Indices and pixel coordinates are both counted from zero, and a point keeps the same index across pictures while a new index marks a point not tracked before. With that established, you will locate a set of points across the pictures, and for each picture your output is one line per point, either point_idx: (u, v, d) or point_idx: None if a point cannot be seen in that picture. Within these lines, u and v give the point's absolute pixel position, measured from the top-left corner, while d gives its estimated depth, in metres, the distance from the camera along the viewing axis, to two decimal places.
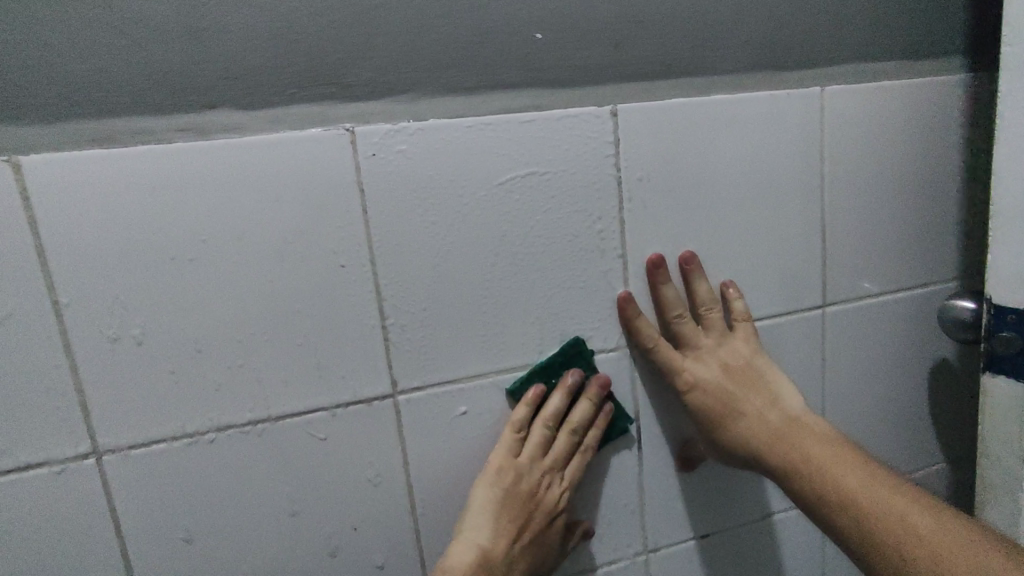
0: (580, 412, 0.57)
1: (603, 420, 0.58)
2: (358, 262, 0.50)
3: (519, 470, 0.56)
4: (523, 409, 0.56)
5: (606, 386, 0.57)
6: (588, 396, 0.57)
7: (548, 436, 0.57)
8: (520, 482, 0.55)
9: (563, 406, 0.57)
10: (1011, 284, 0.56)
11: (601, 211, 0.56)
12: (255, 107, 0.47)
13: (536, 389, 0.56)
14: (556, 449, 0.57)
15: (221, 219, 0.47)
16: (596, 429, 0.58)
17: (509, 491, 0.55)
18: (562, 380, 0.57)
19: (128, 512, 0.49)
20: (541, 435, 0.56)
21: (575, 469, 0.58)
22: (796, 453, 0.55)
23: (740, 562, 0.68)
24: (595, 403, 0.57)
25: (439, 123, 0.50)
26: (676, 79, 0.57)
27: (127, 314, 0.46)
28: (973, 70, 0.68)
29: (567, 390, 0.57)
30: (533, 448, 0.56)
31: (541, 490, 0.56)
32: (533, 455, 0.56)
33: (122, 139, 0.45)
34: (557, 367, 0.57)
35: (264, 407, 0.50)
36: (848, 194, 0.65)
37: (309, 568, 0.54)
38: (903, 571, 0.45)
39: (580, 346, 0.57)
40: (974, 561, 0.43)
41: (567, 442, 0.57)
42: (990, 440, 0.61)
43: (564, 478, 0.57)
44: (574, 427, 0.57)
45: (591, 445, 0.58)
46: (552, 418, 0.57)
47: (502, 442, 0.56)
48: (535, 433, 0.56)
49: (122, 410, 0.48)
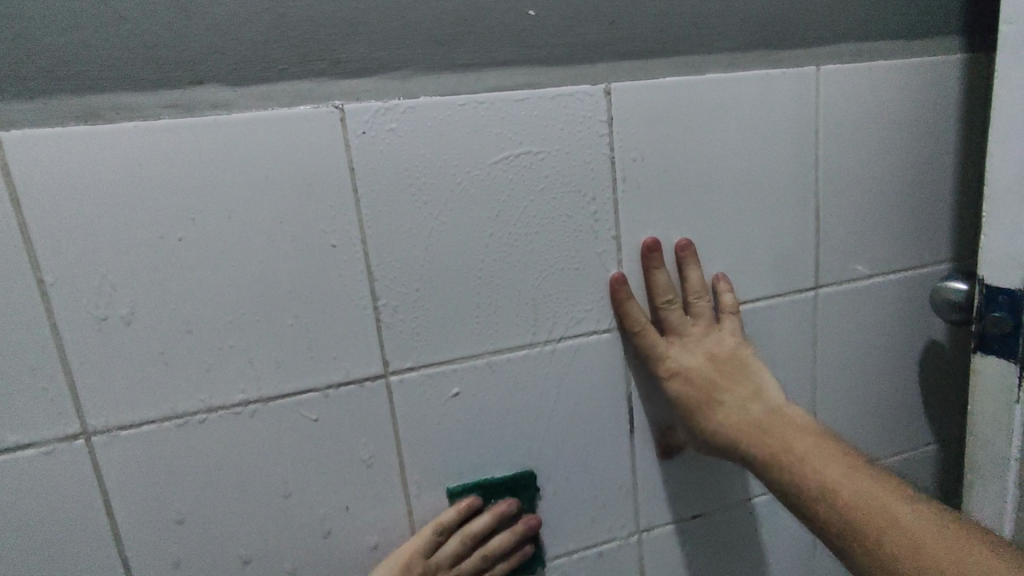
0: (501, 542, 0.57)
1: (513, 562, 0.58)
2: (349, 242, 0.50)
3: (423, 573, 0.54)
4: (451, 515, 0.55)
5: (533, 529, 0.58)
6: (514, 529, 0.58)
7: (463, 551, 0.56)
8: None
9: (489, 528, 0.56)
10: (1002, 266, 0.56)
11: (595, 192, 0.55)
12: (243, 84, 0.46)
13: (472, 501, 0.56)
14: (463, 564, 0.56)
15: (209, 198, 0.46)
16: (503, 566, 0.58)
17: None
18: (496, 504, 0.57)
19: (119, 493, 0.49)
20: (457, 548, 0.55)
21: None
22: (776, 443, 0.54)
23: (730, 539, 0.69)
24: (517, 541, 0.58)
25: (431, 101, 0.50)
26: (672, 57, 0.56)
27: (116, 295, 0.46)
28: (972, 50, 0.67)
29: (498, 514, 0.57)
30: (445, 556, 0.55)
31: None
32: (442, 563, 0.55)
33: (107, 115, 0.44)
34: (500, 489, 0.58)
35: (255, 388, 0.50)
36: (843, 175, 0.64)
37: (302, 549, 0.54)
38: (882, 560, 0.45)
39: (529, 481, 0.59)
40: (953, 550, 0.42)
41: (477, 563, 0.57)
42: (980, 420, 0.61)
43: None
44: (489, 553, 0.57)
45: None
46: (474, 538, 0.56)
47: (415, 541, 0.55)
48: (452, 542, 0.55)
49: (112, 391, 0.47)
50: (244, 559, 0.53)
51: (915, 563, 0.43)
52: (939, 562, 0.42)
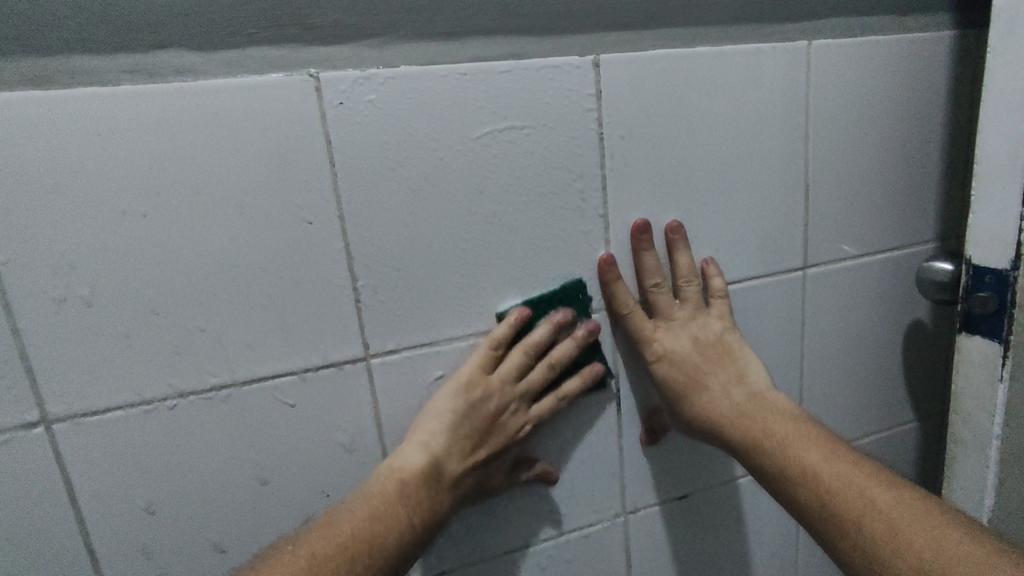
0: (562, 351, 0.54)
1: (585, 376, 0.56)
2: (325, 220, 0.48)
3: (490, 389, 0.52)
4: (507, 329, 0.52)
5: (594, 333, 0.55)
6: (574, 335, 0.54)
7: (526, 366, 0.53)
8: (485, 402, 0.52)
9: (550, 337, 0.53)
10: (989, 245, 0.56)
11: (582, 168, 0.54)
12: (209, 49, 0.43)
13: (524, 312, 0.53)
14: (531, 378, 0.53)
15: (175, 170, 0.44)
16: (576, 380, 0.56)
17: (474, 409, 0.52)
18: (553, 314, 0.54)
19: (85, 483, 0.47)
20: (521, 359, 0.53)
21: (542, 409, 0.54)
22: (759, 428, 0.53)
23: (715, 520, 0.69)
24: (581, 346, 0.54)
25: (410, 71, 0.47)
26: (661, 28, 0.54)
27: (75, 275, 0.43)
28: (962, 26, 0.66)
29: (557, 323, 0.54)
30: (508, 371, 0.52)
31: (501, 415, 0.53)
32: (508, 375, 0.52)
33: (62, 80, 0.41)
34: (554, 302, 0.55)
35: (227, 372, 0.48)
36: (832, 153, 0.63)
37: (280, 537, 0.52)
38: (862, 547, 0.44)
39: (579, 290, 0.55)
40: (931, 535, 0.41)
41: (545, 374, 0.54)
42: (964, 399, 0.61)
43: (529, 412, 0.54)
44: (552, 363, 0.54)
45: (569, 390, 0.55)
46: (535, 348, 0.53)
47: (474, 360, 0.52)
48: (513, 355, 0.53)
49: (74, 377, 0.45)
50: (219, 548, 0.51)
51: (893, 548, 0.42)
52: (916, 546, 0.41)
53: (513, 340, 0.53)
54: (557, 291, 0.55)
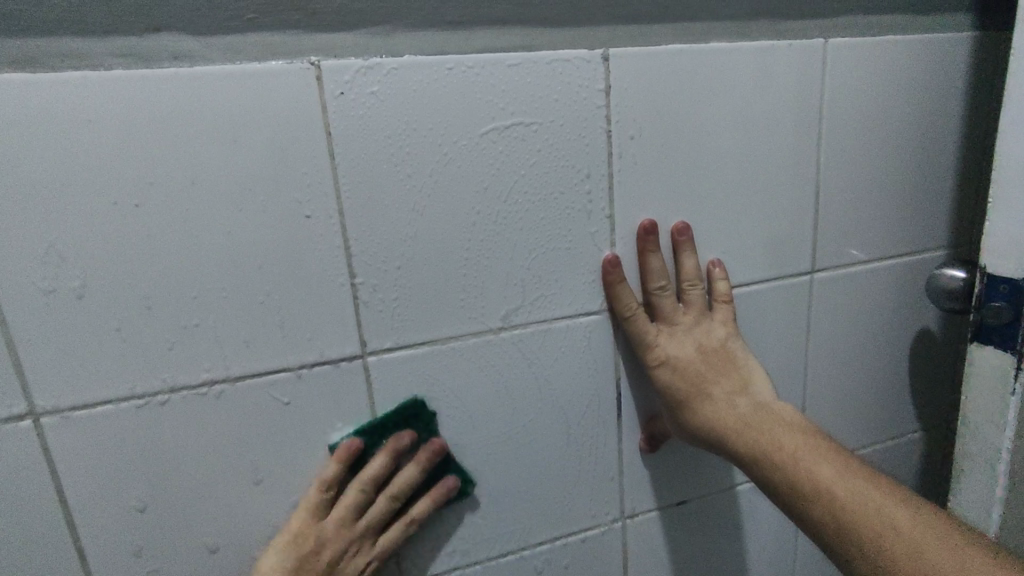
0: (405, 479, 0.51)
1: (435, 494, 0.53)
2: (325, 214, 0.46)
3: (323, 535, 0.49)
4: (334, 468, 0.50)
5: (438, 454, 0.52)
6: (416, 461, 0.52)
7: (365, 500, 0.51)
8: (323, 548, 0.49)
9: (385, 469, 0.51)
10: (1006, 253, 0.54)
11: (589, 167, 0.52)
12: (209, 33, 0.42)
13: (353, 444, 0.50)
14: (371, 514, 0.51)
15: (170, 160, 0.42)
16: (426, 502, 0.53)
17: (307, 561, 0.49)
18: (390, 440, 0.51)
19: (72, 479, 0.46)
20: (354, 495, 0.50)
21: (388, 539, 0.52)
22: (766, 439, 0.52)
23: (714, 527, 0.68)
24: (423, 471, 0.52)
25: (415, 61, 0.46)
26: (674, 22, 0.52)
27: (66, 264, 0.42)
28: (983, 28, 0.64)
29: (394, 452, 0.51)
30: (343, 512, 0.50)
31: (342, 558, 0.50)
32: (342, 518, 0.50)
33: (54, 62, 0.40)
34: (389, 427, 0.52)
35: (222, 367, 0.47)
36: (845, 155, 0.62)
37: (272, 537, 0.51)
38: (882, 568, 0.43)
39: (419, 406, 0.52)
40: (954, 558, 0.40)
41: (386, 507, 0.51)
42: (973, 410, 0.60)
43: (373, 547, 0.51)
44: (393, 492, 0.51)
45: (415, 517, 0.53)
46: (371, 482, 0.51)
47: (306, 503, 0.50)
48: (347, 493, 0.50)
49: (63, 370, 0.44)
50: (210, 548, 0.50)
51: (916, 569, 0.41)
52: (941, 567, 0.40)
53: (348, 475, 0.51)
54: (397, 412, 0.52)
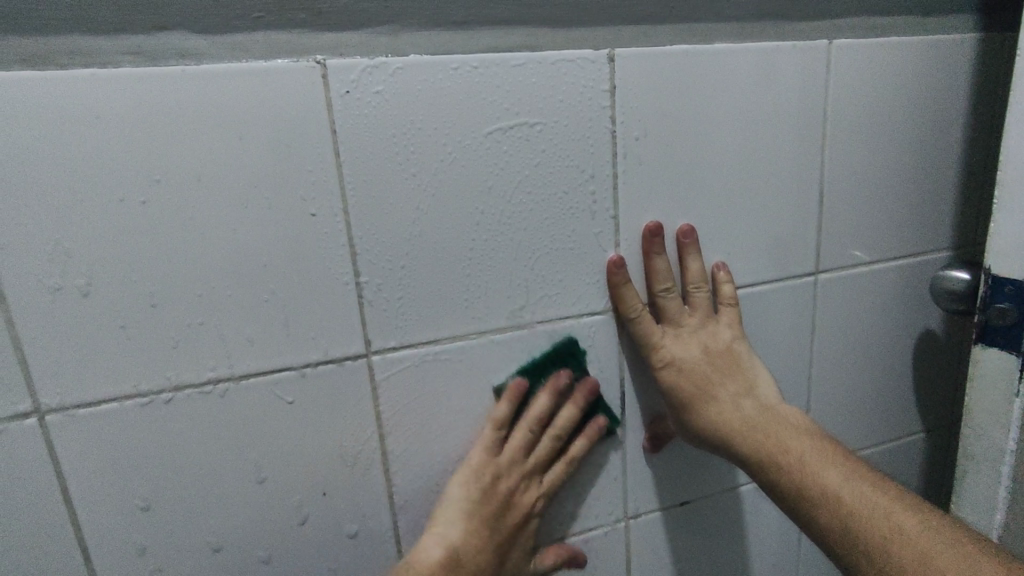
0: (567, 416, 0.55)
1: (590, 433, 0.56)
2: (329, 213, 0.46)
3: (500, 467, 0.53)
4: (507, 407, 0.53)
5: (593, 392, 0.55)
6: (574, 400, 0.55)
7: (532, 437, 0.54)
8: (499, 483, 0.53)
9: (551, 407, 0.54)
10: (1011, 254, 0.54)
11: (594, 168, 0.52)
12: (215, 32, 0.42)
13: (520, 384, 0.53)
14: (538, 451, 0.55)
15: (176, 159, 0.42)
16: (581, 441, 0.56)
17: (488, 491, 0.53)
18: (551, 379, 0.55)
19: (76, 476, 0.46)
20: (524, 437, 0.54)
21: (553, 475, 0.56)
22: (771, 444, 0.52)
23: (717, 527, 0.68)
24: (581, 407, 0.55)
25: (421, 60, 0.46)
26: (679, 23, 0.53)
27: (71, 262, 0.42)
28: (987, 29, 0.64)
29: (555, 390, 0.54)
30: (514, 449, 0.54)
31: (516, 492, 0.54)
32: (516, 453, 0.54)
33: (61, 61, 0.40)
34: (548, 366, 0.55)
35: (227, 365, 0.47)
36: (851, 155, 0.62)
37: (277, 536, 0.51)
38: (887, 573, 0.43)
39: (573, 347, 0.55)
40: (960, 564, 0.40)
41: (551, 444, 0.55)
42: (978, 412, 0.59)
43: (542, 482, 0.55)
44: (557, 430, 0.55)
45: (576, 454, 0.56)
46: (537, 420, 0.54)
47: (482, 439, 0.53)
48: (518, 431, 0.54)
49: (68, 367, 0.44)
50: (214, 547, 0.50)
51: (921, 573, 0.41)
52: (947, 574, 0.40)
53: (515, 415, 0.54)
54: (551, 352, 0.55)
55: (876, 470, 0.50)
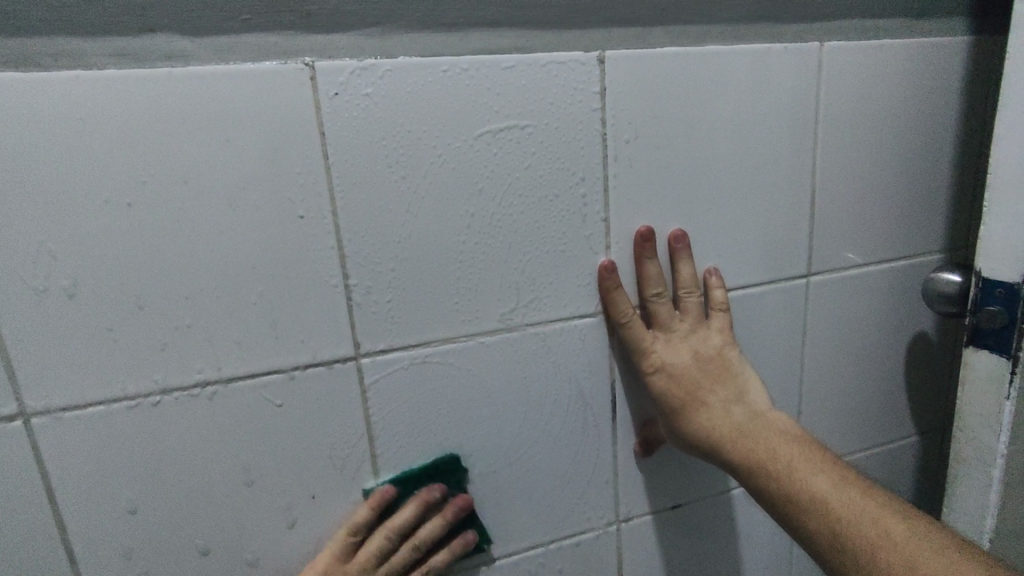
0: (429, 532, 0.53)
1: (453, 549, 0.55)
2: (319, 215, 0.46)
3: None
4: (366, 512, 0.52)
5: (464, 510, 0.54)
6: (442, 514, 0.53)
7: (393, 547, 0.52)
8: None
9: (415, 519, 0.52)
10: (1002, 257, 0.54)
11: (584, 171, 0.52)
12: (203, 33, 0.42)
13: (387, 491, 0.52)
14: (392, 561, 0.52)
15: (162, 161, 0.42)
16: (441, 555, 0.54)
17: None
18: (423, 491, 0.53)
19: (62, 479, 0.45)
20: (381, 543, 0.52)
21: None
22: (762, 449, 0.52)
23: (709, 530, 0.68)
24: (447, 525, 0.53)
25: (410, 62, 0.46)
26: (669, 25, 0.52)
27: (57, 264, 0.42)
28: (978, 32, 0.64)
29: (423, 503, 0.53)
30: (370, 555, 0.52)
31: None
32: (367, 563, 0.52)
33: (46, 62, 0.40)
34: (422, 477, 0.54)
35: (215, 368, 0.47)
36: (842, 158, 0.62)
37: (265, 540, 0.51)
38: None
39: (454, 463, 0.54)
40: (949, 570, 0.40)
41: (407, 555, 0.53)
42: (969, 414, 0.59)
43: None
44: (416, 544, 0.53)
45: (433, 567, 0.54)
46: (397, 531, 0.52)
47: (333, 543, 0.52)
48: (372, 540, 0.52)
49: (53, 370, 0.43)
50: (202, 550, 0.50)
51: None
52: None
53: (377, 520, 0.53)
54: (428, 466, 0.54)
55: (865, 475, 0.50)
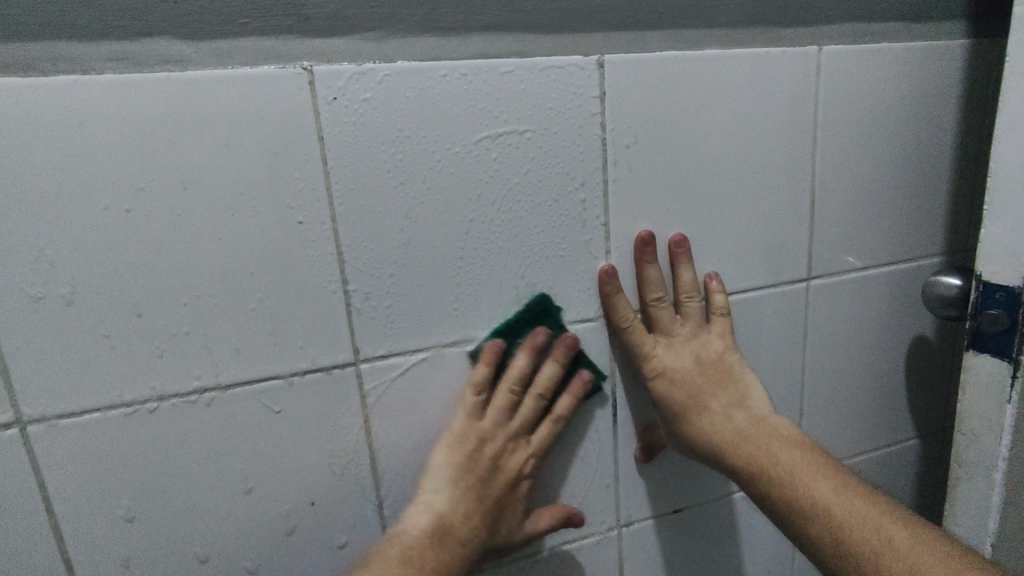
0: (547, 376, 0.53)
1: (574, 390, 0.54)
2: (317, 220, 0.46)
3: (483, 433, 0.53)
4: (484, 370, 0.52)
5: (574, 348, 0.53)
6: (554, 358, 0.53)
7: (514, 399, 0.53)
8: (483, 446, 0.53)
9: (529, 368, 0.53)
10: (1002, 261, 0.54)
11: (584, 176, 0.52)
12: (200, 38, 0.42)
13: (496, 344, 0.52)
14: (522, 412, 0.54)
15: (160, 166, 0.42)
16: (566, 399, 0.54)
17: (474, 457, 0.52)
18: (528, 339, 0.53)
19: (59, 487, 0.45)
20: (507, 398, 0.53)
21: (541, 434, 0.54)
22: (763, 455, 0.52)
23: (710, 536, 0.67)
24: (563, 364, 0.53)
25: (408, 66, 0.46)
26: (668, 28, 0.52)
27: (54, 271, 0.41)
28: (976, 35, 0.64)
29: (532, 350, 0.53)
30: (497, 410, 0.53)
31: (501, 454, 0.53)
32: (499, 417, 0.53)
33: (42, 67, 0.39)
34: (522, 326, 0.53)
35: (213, 374, 0.46)
36: (842, 160, 0.62)
37: (264, 547, 0.51)
38: None
39: (545, 303, 0.53)
40: None
41: (534, 405, 0.54)
42: (970, 418, 0.59)
43: (530, 443, 0.54)
44: (539, 390, 0.53)
45: (561, 413, 0.54)
46: (517, 381, 0.53)
47: (462, 403, 0.52)
48: (500, 395, 0.53)
49: (51, 377, 0.43)
50: (201, 557, 0.49)
51: None
52: None
53: (496, 377, 0.53)
54: (524, 313, 0.53)
55: (867, 481, 0.49)
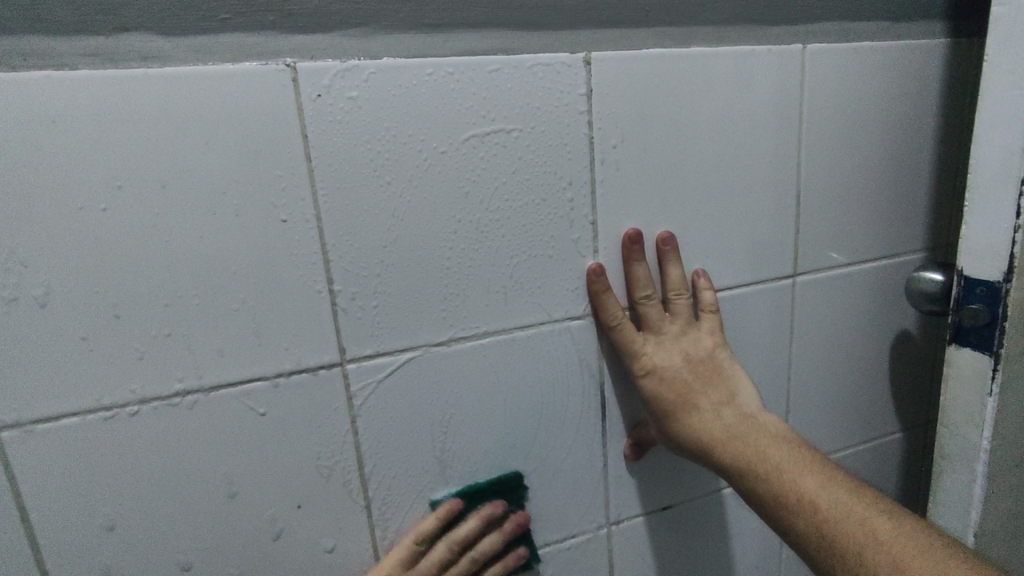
0: (488, 546, 0.54)
1: (506, 563, 0.56)
2: (301, 219, 0.45)
3: None
4: (434, 524, 0.52)
5: (523, 527, 0.56)
6: (502, 531, 0.55)
7: (452, 557, 0.53)
8: None
9: (477, 532, 0.54)
10: (983, 256, 0.54)
11: (572, 174, 0.52)
12: (178, 33, 0.41)
13: (454, 506, 0.53)
14: (453, 571, 0.54)
15: (140, 164, 0.41)
16: (495, 568, 0.56)
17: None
18: (483, 508, 0.54)
19: (35, 495, 0.44)
20: (444, 554, 0.53)
21: None
22: (751, 451, 0.52)
23: (699, 532, 0.68)
24: (506, 541, 0.55)
25: (393, 63, 0.45)
26: (654, 26, 0.52)
27: (28, 271, 0.40)
28: (954, 34, 0.65)
29: (486, 518, 0.54)
30: (431, 563, 0.52)
31: None
32: (433, 566, 0.52)
33: (15, 62, 0.38)
34: (486, 493, 0.55)
35: (196, 377, 0.45)
36: (826, 157, 0.62)
37: (248, 553, 0.50)
38: None
39: (518, 481, 0.56)
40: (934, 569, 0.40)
41: (467, 567, 0.54)
42: (953, 410, 0.60)
43: None
44: (476, 557, 0.54)
45: None
46: (461, 545, 0.53)
47: (399, 551, 0.52)
48: (437, 549, 0.53)
49: (25, 381, 0.42)
50: (184, 564, 0.48)
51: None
52: None
53: (442, 532, 0.53)
54: (494, 483, 0.55)
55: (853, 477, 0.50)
